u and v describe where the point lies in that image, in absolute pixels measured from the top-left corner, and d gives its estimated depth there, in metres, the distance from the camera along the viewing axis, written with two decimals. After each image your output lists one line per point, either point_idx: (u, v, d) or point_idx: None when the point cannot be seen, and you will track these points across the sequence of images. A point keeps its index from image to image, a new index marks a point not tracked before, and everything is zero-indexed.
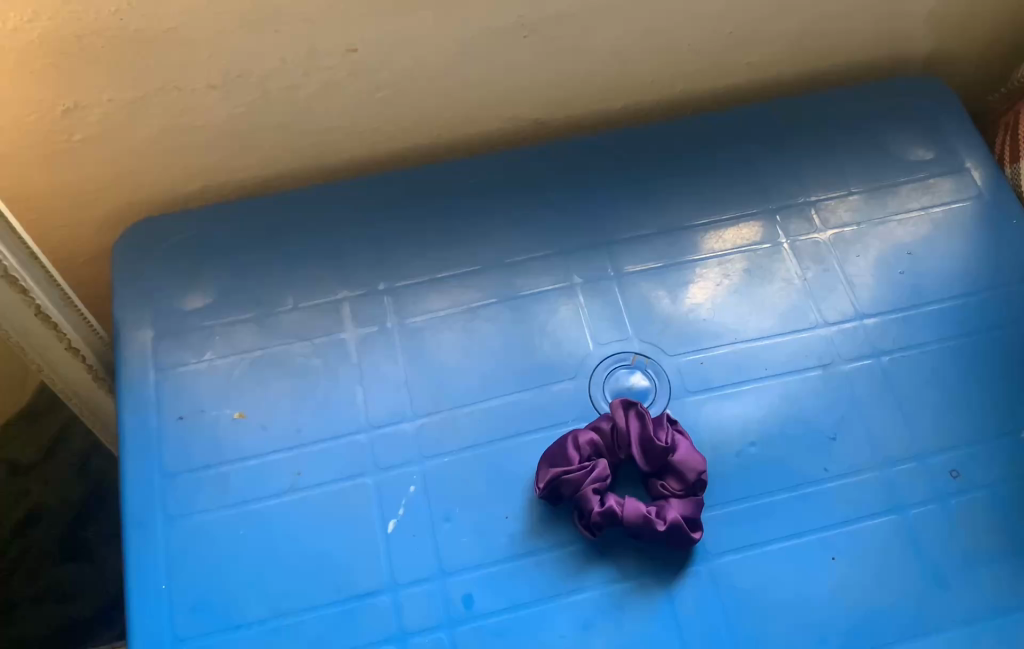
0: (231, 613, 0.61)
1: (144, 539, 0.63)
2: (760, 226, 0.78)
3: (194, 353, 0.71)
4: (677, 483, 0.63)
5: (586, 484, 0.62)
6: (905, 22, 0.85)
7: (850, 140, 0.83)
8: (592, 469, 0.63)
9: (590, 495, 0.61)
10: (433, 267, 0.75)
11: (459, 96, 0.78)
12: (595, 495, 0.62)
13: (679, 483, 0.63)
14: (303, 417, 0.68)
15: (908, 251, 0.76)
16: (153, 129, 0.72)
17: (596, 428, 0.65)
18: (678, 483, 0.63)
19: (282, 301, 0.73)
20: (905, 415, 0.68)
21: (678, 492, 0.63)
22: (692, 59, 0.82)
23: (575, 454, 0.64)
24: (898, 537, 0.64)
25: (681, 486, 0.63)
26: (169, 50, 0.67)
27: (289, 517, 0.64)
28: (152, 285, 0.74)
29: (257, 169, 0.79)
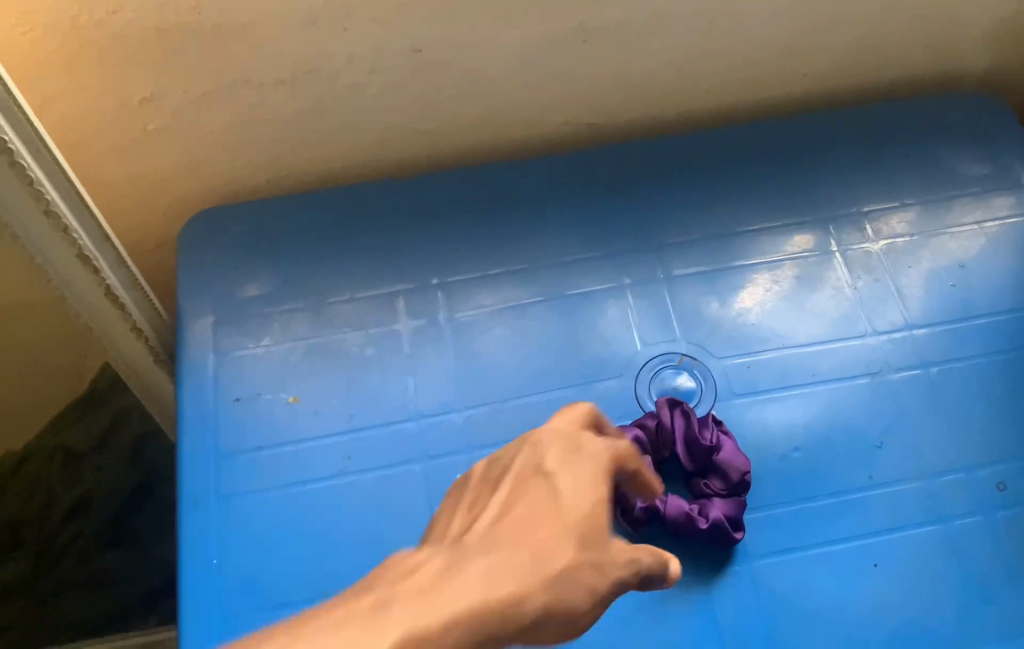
0: (278, 589, 0.62)
1: (198, 517, 0.65)
2: (813, 235, 0.78)
3: (252, 339, 0.73)
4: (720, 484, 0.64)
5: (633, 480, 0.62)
6: (964, 37, 0.85)
7: (905, 152, 0.83)
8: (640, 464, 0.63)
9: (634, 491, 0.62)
10: (486, 264, 0.77)
11: (518, 98, 0.80)
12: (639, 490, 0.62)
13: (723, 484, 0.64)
14: (354, 405, 0.70)
15: (961, 264, 0.76)
16: (223, 121, 0.75)
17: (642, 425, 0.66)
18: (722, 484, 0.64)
19: (337, 292, 0.75)
20: (952, 426, 0.68)
21: (721, 491, 0.64)
22: (750, 69, 0.83)
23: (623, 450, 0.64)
24: (941, 549, 0.63)
25: (724, 486, 0.64)
26: (242, 45, 0.69)
27: (337, 501, 0.66)
28: (214, 271, 0.77)
29: (318, 164, 0.82)
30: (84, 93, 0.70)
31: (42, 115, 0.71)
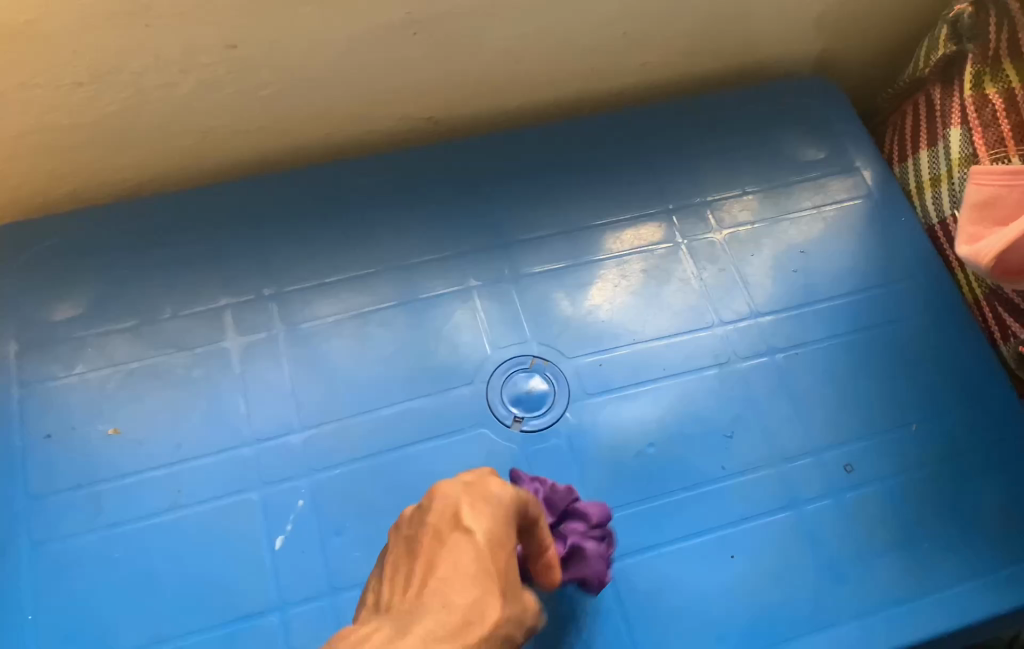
0: (103, 641, 0.57)
1: (7, 570, 0.59)
2: (658, 226, 0.78)
3: (63, 366, 0.66)
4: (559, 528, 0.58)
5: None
6: (793, 24, 0.86)
7: (744, 140, 0.84)
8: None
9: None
10: (323, 272, 0.72)
11: (348, 94, 0.76)
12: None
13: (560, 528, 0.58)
14: (182, 431, 0.64)
15: (801, 250, 0.77)
16: (16, 127, 0.68)
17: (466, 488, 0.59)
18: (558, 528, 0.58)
19: (160, 310, 0.69)
20: (800, 411, 0.69)
21: (585, 532, 0.58)
22: (587, 59, 0.81)
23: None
24: (795, 534, 0.63)
25: (587, 526, 0.59)
26: (28, 44, 0.62)
27: (167, 538, 0.60)
28: (16, 293, 0.70)
29: (134, 170, 0.75)
30: None
31: None
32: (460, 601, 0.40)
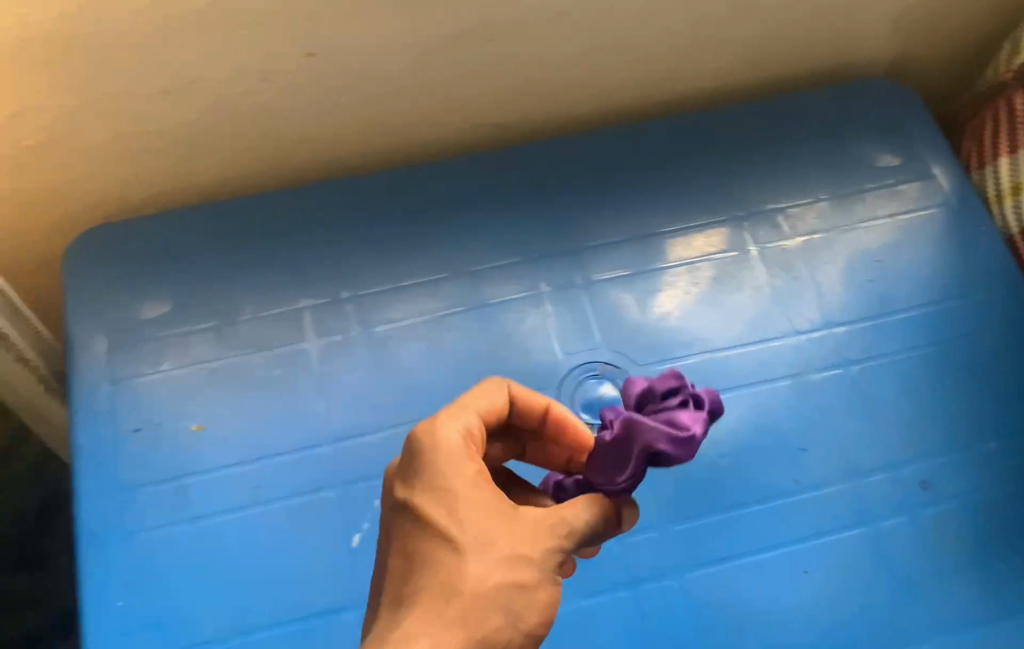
0: (188, 633, 0.59)
1: (100, 558, 0.61)
2: (728, 233, 0.77)
3: (149, 364, 0.68)
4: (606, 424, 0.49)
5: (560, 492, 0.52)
6: (867, 27, 0.85)
7: (818, 146, 0.83)
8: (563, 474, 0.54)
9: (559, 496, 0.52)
10: (397, 275, 0.74)
11: (420, 99, 0.77)
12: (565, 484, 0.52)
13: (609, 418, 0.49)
14: (262, 429, 0.66)
15: (876, 259, 0.76)
16: (104, 134, 0.70)
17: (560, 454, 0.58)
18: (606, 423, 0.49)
19: (241, 311, 0.71)
20: (873, 425, 0.68)
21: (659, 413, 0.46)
22: (657, 64, 0.81)
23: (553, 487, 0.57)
24: (867, 551, 0.63)
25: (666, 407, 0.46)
26: (118, 55, 0.65)
27: (249, 532, 0.62)
28: (104, 293, 0.72)
29: (213, 174, 0.77)
30: None
31: None
32: (419, 583, 0.44)
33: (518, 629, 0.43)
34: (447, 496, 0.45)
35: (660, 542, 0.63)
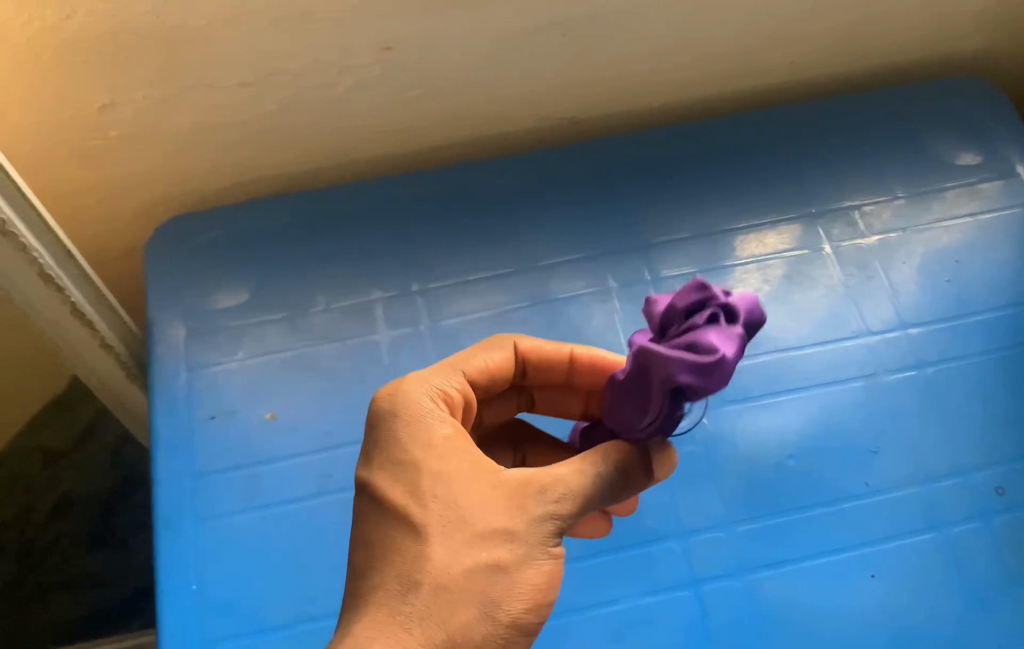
0: (257, 615, 0.60)
1: (174, 539, 0.63)
2: (800, 229, 0.76)
3: (225, 353, 0.70)
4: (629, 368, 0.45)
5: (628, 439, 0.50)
6: (952, 21, 0.83)
7: (895, 143, 0.81)
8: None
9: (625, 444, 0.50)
10: (466, 269, 0.74)
11: (492, 93, 0.77)
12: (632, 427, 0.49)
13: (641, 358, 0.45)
14: (333, 418, 0.67)
15: (954, 259, 0.74)
16: (185, 126, 0.72)
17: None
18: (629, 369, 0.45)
19: (313, 301, 0.73)
20: (949, 430, 0.66)
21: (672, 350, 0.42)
22: (732, 59, 0.80)
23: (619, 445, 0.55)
24: (940, 557, 0.62)
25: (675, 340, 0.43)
26: (201, 49, 0.66)
27: (318, 519, 0.63)
28: (181, 282, 0.74)
29: (289, 166, 0.79)
30: (39, 102, 0.67)
31: None
32: (379, 577, 0.44)
33: (501, 619, 0.43)
34: (405, 473, 0.46)
35: (726, 541, 0.63)
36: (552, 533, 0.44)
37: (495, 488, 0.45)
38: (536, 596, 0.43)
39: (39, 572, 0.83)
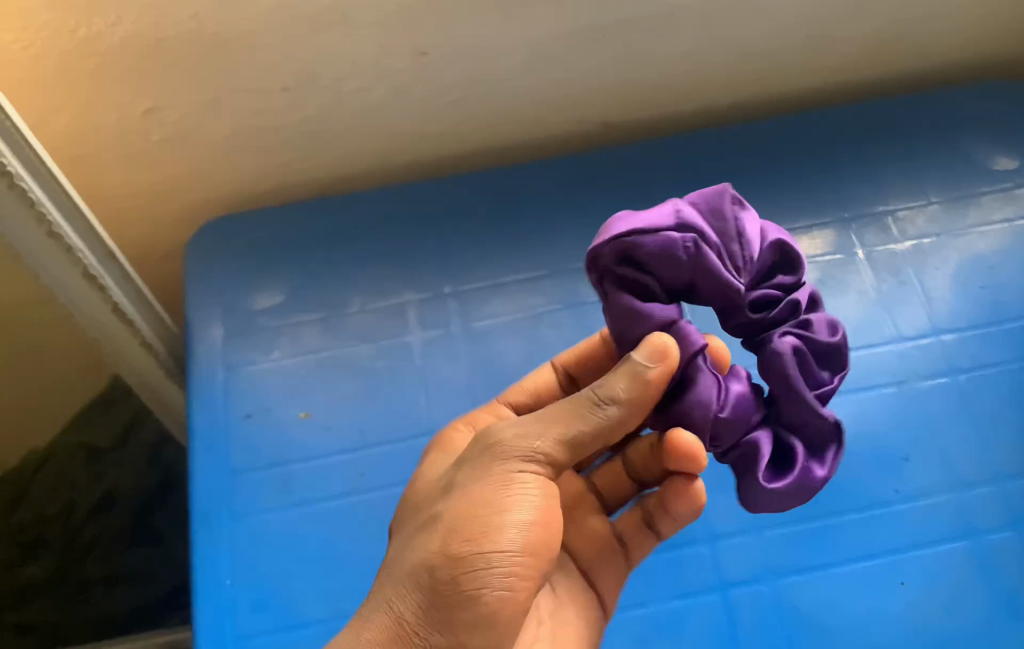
0: (291, 612, 0.61)
1: (210, 535, 0.64)
2: (834, 234, 0.76)
3: (261, 353, 0.72)
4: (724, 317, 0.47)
5: (713, 397, 0.44)
6: (991, 24, 0.82)
7: (930, 147, 0.81)
8: (746, 399, 0.45)
9: (711, 403, 0.44)
10: (499, 272, 0.75)
11: (528, 97, 0.78)
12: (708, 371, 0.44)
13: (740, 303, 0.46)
14: (366, 418, 0.68)
15: (989, 264, 0.73)
16: (225, 129, 0.74)
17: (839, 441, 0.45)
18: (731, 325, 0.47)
19: (348, 303, 0.74)
20: (982, 437, 0.66)
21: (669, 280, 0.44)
22: (769, 63, 0.80)
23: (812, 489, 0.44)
24: (972, 564, 0.61)
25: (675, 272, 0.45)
26: (242, 54, 0.68)
27: (352, 517, 0.64)
28: (220, 283, 0.76)
29: (326, 169, 0.80)
30: (85, 106, 0.69)
31: (44, 128, 0.70)
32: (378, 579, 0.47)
33: (447, 555, 0.43)
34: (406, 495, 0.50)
35: (755, 546, 0.63)
36: (510, 458, 0.45)
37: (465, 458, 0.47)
38: (489, 527, 0.43)
39: (78, 568, 0.84)
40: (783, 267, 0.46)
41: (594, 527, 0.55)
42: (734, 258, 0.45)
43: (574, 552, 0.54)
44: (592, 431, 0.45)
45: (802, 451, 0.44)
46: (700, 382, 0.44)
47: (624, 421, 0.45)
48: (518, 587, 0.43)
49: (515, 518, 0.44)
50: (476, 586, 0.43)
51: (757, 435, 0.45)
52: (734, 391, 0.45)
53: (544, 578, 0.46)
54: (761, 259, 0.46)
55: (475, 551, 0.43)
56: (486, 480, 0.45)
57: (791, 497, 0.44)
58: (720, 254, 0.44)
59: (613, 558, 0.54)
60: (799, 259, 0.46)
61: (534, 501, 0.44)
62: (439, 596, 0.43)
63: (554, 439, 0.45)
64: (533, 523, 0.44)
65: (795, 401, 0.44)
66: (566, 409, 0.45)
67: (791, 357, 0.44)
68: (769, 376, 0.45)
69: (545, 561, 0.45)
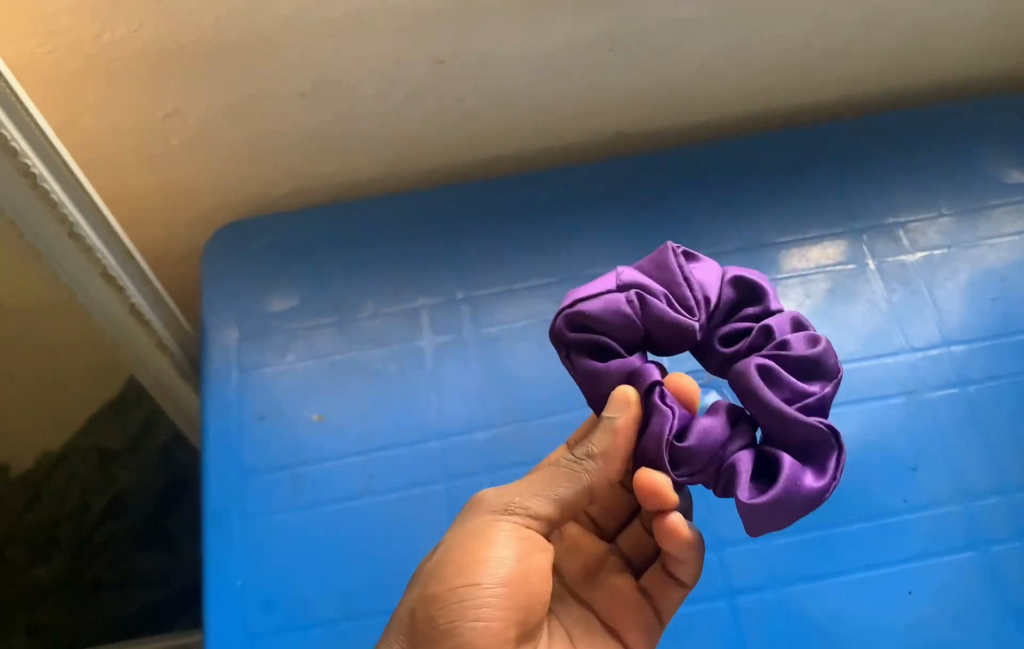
0: (299, 612, 0.61)
1: (220, 533, 0.65)
2: (845, 245, 0.76)
3: (275, 355, 0.73)
4: (708, 357, 0.50)
5: (667, 431, 0.45)
6: (1005, 39, 0.82)
7: (943, 160, 0.81)
8: (715, 429, 0.45)
9: (665, 437, 0.45)
10: (511, 278, 0.76)
11: (542, 106, 0.79)
12: (665, 405, 0.46)
13: (714, 339, 0.49)
14: (377, 422, 0.69)
15: (1000, 277, 0.74)
16: (244, 134, 0.75)
17: (838, 447, 0.44)
18: (715, 363, 0.49)
19: (361, 307, 0.75)
20: (992, 448, 0.66)
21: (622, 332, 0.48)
22: (782, 75, 0.81)
23: (805, 498, 0.42)
24: (978, 575, 0.61)
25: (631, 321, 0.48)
26: (263, 59, 0.69)
27: (362, 519, 0.65)
28: (235, 286, 0.77)
29: (341, 175, 0.81)
30: (107, 109, 0.70)
31: (67, 129, 0.71)
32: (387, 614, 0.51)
33: (424, 595, 0.47)
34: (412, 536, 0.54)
35: (762, 553, 0.63)
36: (490, 512, 0.49)
37: (464, 513, 0.51)
38: (462, 566, 0.47)
39: (87, 568, 0.84)
40: (750, 301, 0.50)
41: (619, 586, 0.55)
42: (686, 300, 0.48)
43: (603, 611, 0.55)
44: (574, 488, 0.49)
45: (788, 461, 0.43)
46: (653, 418, 0.46)
47: (604, 476, 0.49)
48: (493, 617, 0.46)
49: (489, 555, 0.47)
50: (449, 619, 0.46)
51: (738, 456, 0.44)
52: (698, 424, 0.45)
53: (531, 617, 0.49)
54: (723, 297, 0.49)
55: (447, 587, 0.46)
56: (465, 531, 0.49)
57: (782, 511, 0.42)
58: (669, 301, 0.48)
59: (638, 613, 0.55)
60: (761, 289, 0.49)
61: (508, 541, 0.48)
62: (418, 632, 0.46)
63: (536, 497, 0.49)
64: (507, 561, 0.47)
65: (774, 416, 0.44)
66: (549, 472, 0.50)
67: (757, 375, 0.44)
68: (747, 400, 0.45)
69: (523, 598, 0.48)
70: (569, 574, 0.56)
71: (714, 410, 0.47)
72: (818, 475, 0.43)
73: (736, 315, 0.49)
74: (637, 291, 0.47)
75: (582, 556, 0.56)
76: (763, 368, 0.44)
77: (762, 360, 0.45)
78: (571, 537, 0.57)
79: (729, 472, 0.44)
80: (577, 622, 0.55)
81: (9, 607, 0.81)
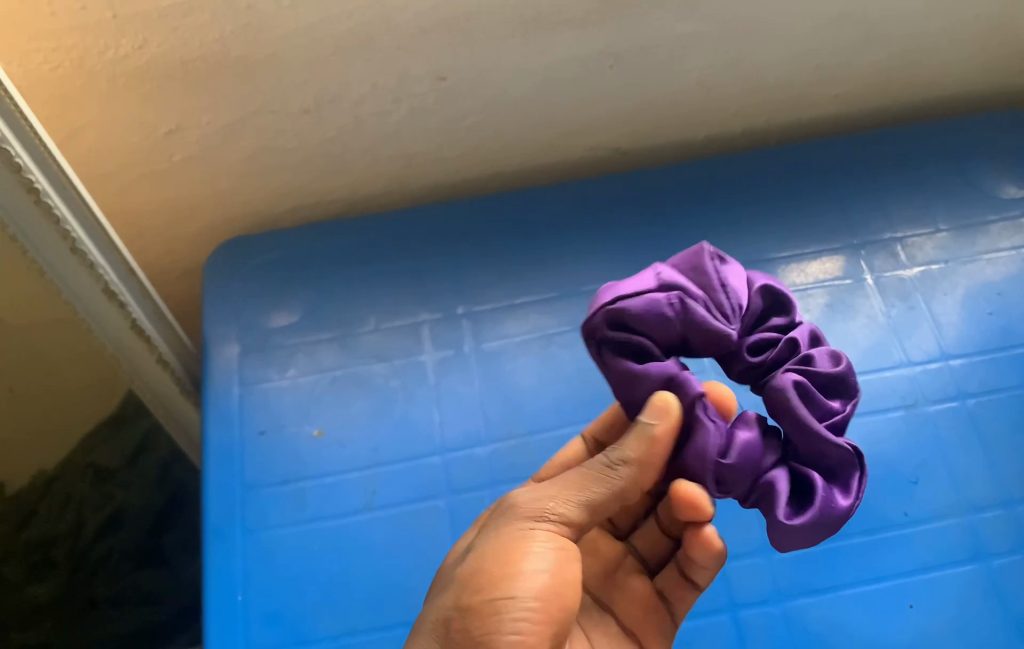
0: (302, 629, 0.61)
1: (222, 548, 0.64)
2: (843, 259, 0.77)
3: (277, 371, 0.73)
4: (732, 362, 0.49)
5: (711, 449, 0.46)
6: (1000, 56, 0.83)
7: (940, 176, 0.82)
8: (755, 444, 0.45)
9: (709, 454, 0.46)
10: (512, 293, 0.76)
11: (543, 123, 0.79)
12: (709, 420, 0.46)
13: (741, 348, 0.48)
14: (379, 437, 0.69)
15: (998, 291, 0.74)
16: (246, 151, 0.75)
17: (860, 467, 0.45)
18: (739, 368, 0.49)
19: (362, 322, 0.75)
20: (991, 461, 0.66)
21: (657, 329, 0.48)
22: (781, 91, 0.81)
23: (836, 518, 0.44)
24: (980, 586, 0.61)
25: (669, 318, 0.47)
26: (265, 76, 0.69)
27: (365, 534, 0.65)
28: (238, 302, 0.77)
29: (344, 191, 0.81)
30: (109, 126, 0.70)
31: (70, 146, 0.71)
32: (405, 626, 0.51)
33: (459, 606, 0.47)
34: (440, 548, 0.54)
35: (766, 567, 0.63)
36: (523, 518, 0.49)
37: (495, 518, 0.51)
38: (497, 577, 0.47)
39: (84, 586, 0.81)
40: (774, 310, 0.50)
41: (637, 588, 0.55)
42: (721, 306, 0.48)
43: (623, 615, 0.55)
44: (606, 493, 0.49)
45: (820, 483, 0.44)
46: (699, 433, 0.46)
47: (635, 482, 0.49)
48: (528, 631, 0.46)
49: (525, 567, 0.47)
50: (484, 631, 0.45)
51: (774, 473, 0.45)
52: (741, 439, 0.45)
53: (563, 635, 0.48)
54: (752, 305, 0.49)
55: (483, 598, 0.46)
56: (500, 540, 0.49)
57: (814, 531, 0.44)
58: (704, 306, 0.48)
59: (657, 616, 0.55)
60: (786, 300, 0.49)
61: (544, 553, 0.48)
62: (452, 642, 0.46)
63: (568, 502, 0.49)
64: (543, 573, 0.47)
65: (806, 435, 0.45)
66: (581, 477, 0.50)
67: (793, 392, 0.44)
68: (780, 416, 0.45)
69: (558, 613, 0.47)
70: (586, 578, 0.56)
71: (746, 421, 0.46)
72: (844, 494, 0.44)
73: (761, 323, 0.49)
74: (677, 292, 0.47)
75: (600, 559, 0.57)
76: (799, 384, 0.45)
77: (797, 377, 0.45)
78: (590, 541, 0.57)
79: (765, 489, 0.45)
80: (598, 627, 0.54)
81: (6, 628, 0.78)
